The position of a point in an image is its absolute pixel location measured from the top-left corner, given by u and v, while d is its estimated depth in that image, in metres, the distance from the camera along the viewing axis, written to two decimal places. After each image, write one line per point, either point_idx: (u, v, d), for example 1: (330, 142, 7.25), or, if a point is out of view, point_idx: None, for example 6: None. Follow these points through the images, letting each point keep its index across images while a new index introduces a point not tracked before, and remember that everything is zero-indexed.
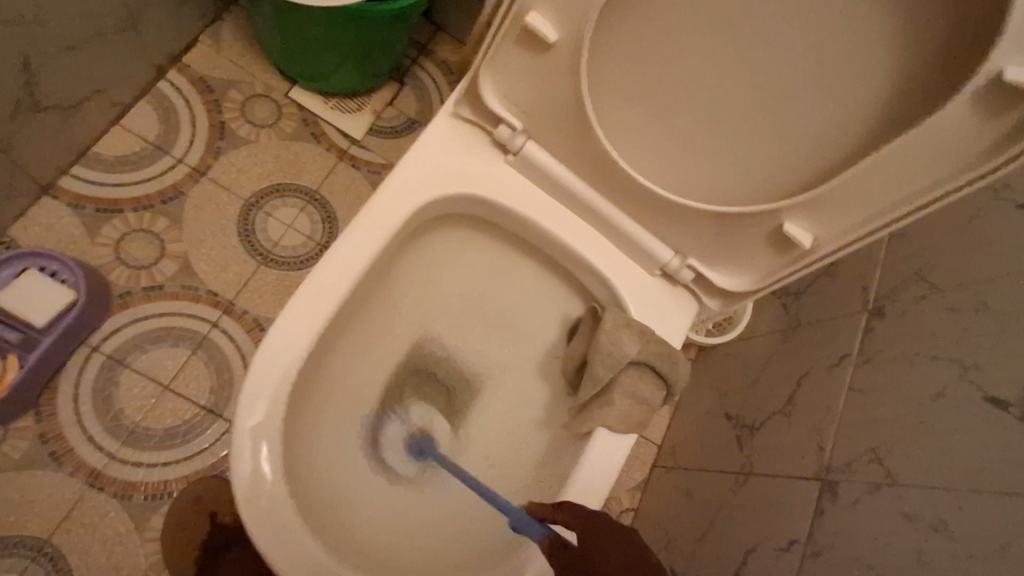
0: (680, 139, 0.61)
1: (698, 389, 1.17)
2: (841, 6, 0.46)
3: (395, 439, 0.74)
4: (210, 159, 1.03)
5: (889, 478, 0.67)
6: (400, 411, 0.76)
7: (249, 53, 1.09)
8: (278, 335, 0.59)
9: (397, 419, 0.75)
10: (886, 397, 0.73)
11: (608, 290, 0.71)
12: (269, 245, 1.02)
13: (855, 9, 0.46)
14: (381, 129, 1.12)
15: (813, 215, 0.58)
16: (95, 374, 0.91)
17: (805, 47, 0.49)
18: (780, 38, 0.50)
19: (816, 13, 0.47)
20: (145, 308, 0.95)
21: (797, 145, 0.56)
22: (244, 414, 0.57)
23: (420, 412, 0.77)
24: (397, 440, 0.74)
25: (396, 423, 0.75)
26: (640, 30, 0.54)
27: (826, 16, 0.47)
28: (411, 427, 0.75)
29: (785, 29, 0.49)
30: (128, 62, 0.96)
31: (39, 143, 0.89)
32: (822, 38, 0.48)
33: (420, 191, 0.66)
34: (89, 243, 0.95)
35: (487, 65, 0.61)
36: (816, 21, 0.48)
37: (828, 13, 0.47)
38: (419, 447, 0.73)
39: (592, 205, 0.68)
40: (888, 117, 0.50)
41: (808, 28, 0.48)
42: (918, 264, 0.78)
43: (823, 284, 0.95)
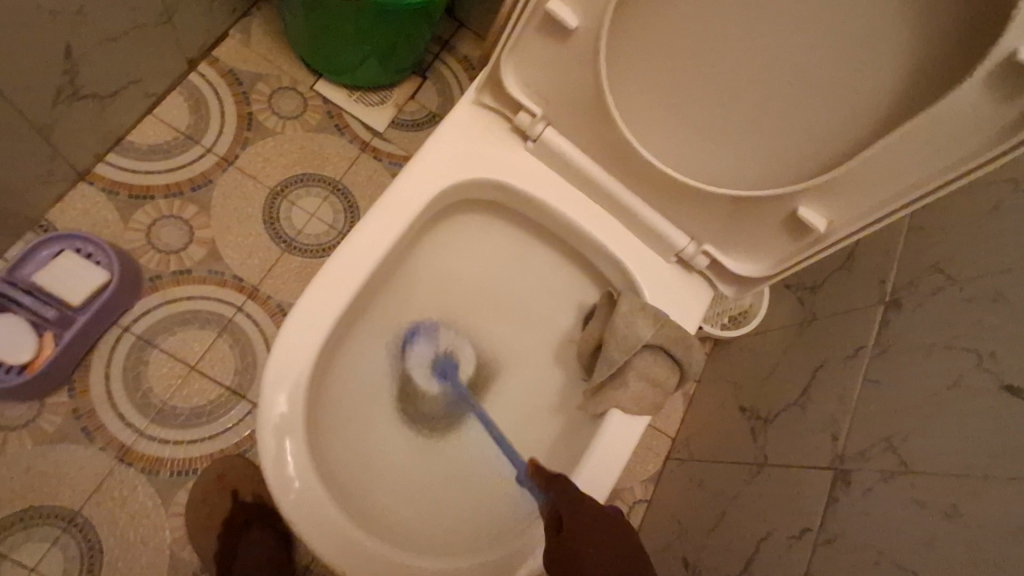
0: (697, 127, 0.62)
1: (712, 383, 1.18)
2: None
3: (422, 359, 0.78)
4: (238, 149, 1.06)
5: (903, 465, 0.67)
6: (427, 333, 0.79)
7: (277, 47, 1.12)
8: (304, 313, 0.62)
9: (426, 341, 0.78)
10: (902, 387, 0.73)
11: (624, 276, 0.73)
12: (293, 233, 1.05)
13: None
14: (403, 122, 1.14)
15: (828, 200, 0.59)
16: (126, 353, 0.94)
17: (825, 29, 0.50)
18: (800, 20, 0.50)
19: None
20: (173, 291, 0.98)
21: (812, 131, 0.57)
22: (271, 389, 0.60)
23: (450, 335, 0.80)
24: (425, 357, 0.78)
25: (427, 340, 0.79)
26: (658, 18, 0.55)
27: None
28: (440, 350, 0.79)
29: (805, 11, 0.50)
30: (163, 55, 0.99)
31: (78, 129, 0.92)
32: (842, 19, 0.49)
33: (442, 175, 0.68)
34: (123, 227, 0.99)
35: (508, 53, 0.63)
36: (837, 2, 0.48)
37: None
38: (443, 369, 0.78)
39: (609, 191, 0.70)
40: (903, 100, 0.51)
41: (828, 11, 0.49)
42: (935, 257, 0.78)
43: (841, 278, 0.95)
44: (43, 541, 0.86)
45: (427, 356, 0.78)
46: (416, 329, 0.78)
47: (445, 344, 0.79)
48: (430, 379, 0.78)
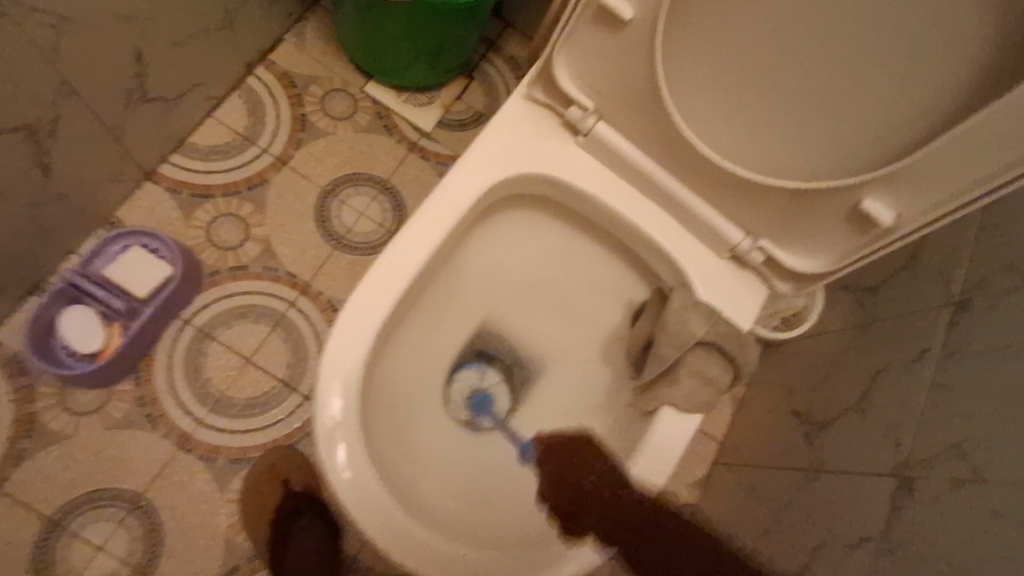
0: (755, 117, 0.60)
1: (763, 387, 1.15)
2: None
3: (463, 389, 0.80)
4: (292, 150, 1.10)
5: (975, 473, 0.64)
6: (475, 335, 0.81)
7: (329, 50, 1.15)
8: (358, 304, 0.63)
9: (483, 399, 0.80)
10: (973, 393, 0.69)
11: (675, 272, 0.71)
12: (343, 232, 1.07)
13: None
14: (451, 123, 1.16)
15: (896, 192, 0.56)
16: (187, 345, 0.98)
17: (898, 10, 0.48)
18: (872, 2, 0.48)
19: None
20: (231, 287, 1.02)
21: (879, 121, 0.54)
22: (326, 379, 0.61)
23: (493, 377, 0.82)
24: (466, 388, 0.80)
25: (471, 375, 0.81)
26: (716, 5, 0.54)
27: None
28: (479, 385, 0.81)
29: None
30: (223, 58, 1.03)
31: (145, 130, 0.96)
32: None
33: (493, 170, 0.68)
34: (184, 225, 1.03)
35: (560, 47, 0.63)
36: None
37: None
38: (479, 400, 0.79)
39: (661, 185, 0.69)
40: (981, 84, 0.48)
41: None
42: (1008, 256, 0.74)
43: (903, 280, 0.91)
44: (109, 522, 0.90)
45: (469, 385, 0.80)
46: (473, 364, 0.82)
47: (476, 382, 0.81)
48: (463, 407, 0.79)
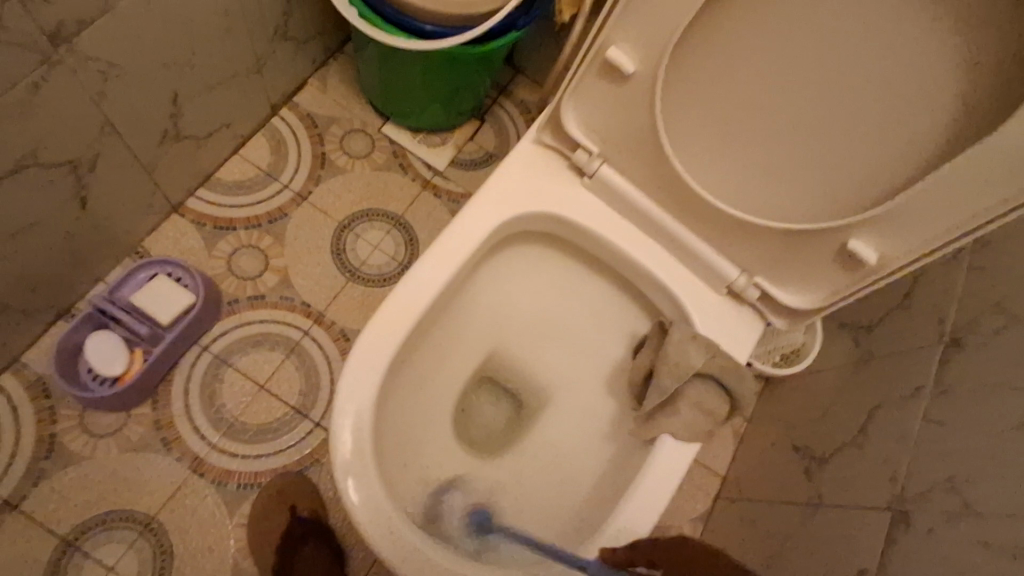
0: (749, 161, 0.65)
1: (764, 423, 1.17)
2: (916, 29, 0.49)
3: (454, 511, 0.73)
4: (311, 186, 1.15)
5: (968, 506, 0.66)
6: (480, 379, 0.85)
7: (351, 93, 1.22)
8: (375, 331, 0.67)
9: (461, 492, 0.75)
10: (965, 428, 0.71)
11: (676, 306, 0.75)
12: (357, 264, 1.12)
13: (929, 34, 0.49)
14: (463, 162, 1.21)
15: (879, 233, 0.60)
16: (204, 371, 1.01)
17: (881, 68, 0.52)
18: (857, 60, 0.53)
19: (892, 36, 0.50)
20: (248, 315, 1.06)
21: (862, 168, 0.59)
22: (343, 401, 0.64)
23: (476, 485, 0.77)
24: (458, 511, 0.73)
25: (459, 495, 0.75)
26: (711, 61, 0.59)
27: (902, 39, 0.50)
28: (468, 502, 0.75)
29: (860, 53, 0.52)
30: (252, 100, 1.10)
31: (176, 166, 1.02)
32: (896, 60, 0.51)
33: (503, 207, 0.73)
34: (207, 255, 1.08)
35: (568, 96, 0.68)
36: (891, 44, 0.51)
37: (904, 37, 0.50)
38: (477, 518, 0.71)
39: (662, 224, 0.73)
40: (954, 136, 0.53)
41: (884, 51, 0.51)
42: (998, 296, 0.77)
43: (899, 319, 0.94)
44: (121, 543, 0.92)
45: (460, 507, 0.74)
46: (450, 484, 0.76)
47: (463, 503, 0.74)
48: (464, 533, 0.71)
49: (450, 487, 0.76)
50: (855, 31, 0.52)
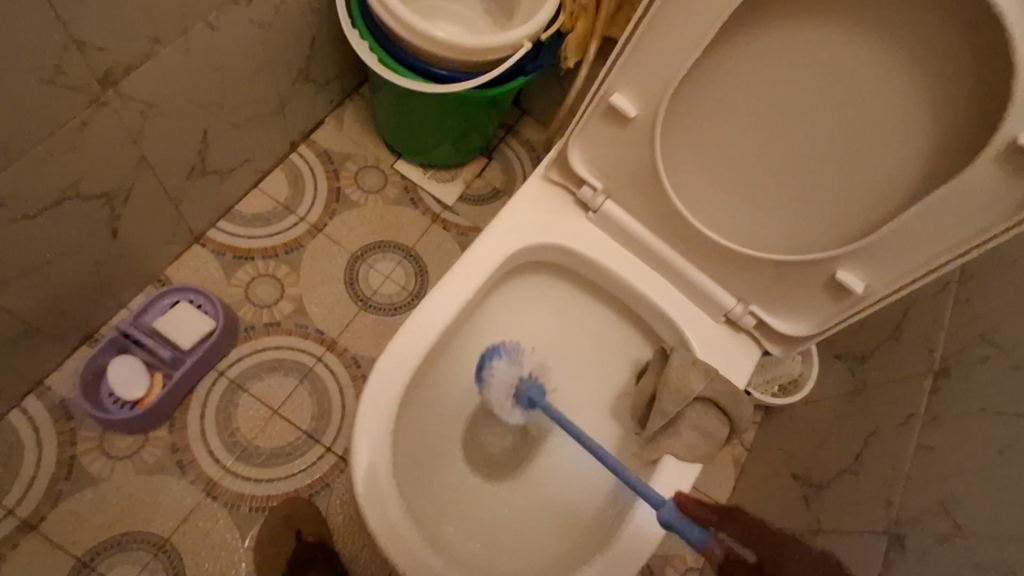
0: (743, 198, 0.70)
1: (764, 452, 1.19)
2: (890, 80, 0.55)
3: (504, 381, 0.76)
4: (327, 218, 1.20)
5: (958, 527, 0.68)
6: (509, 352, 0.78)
7: (366, 132, 1.28)
8: (392, 354, 0.71)
9: (506, 359, 0.77)
10: (954, 453, 0.74)
11: (676, 333, 0.79)
12: (369, 294, 1.16)
13: (901, 86, 0.54)
14: (471, 197, 1.27)
15: (865, 265, 0.64)
16: (220, 395, 1.05)
17: (860, 114, 0.58)
18: (839, 106, 0.58)
19: (869, 86, 0.56)
20: (264, 341, 1.09)
21: (847, 205, 0.64)
22: (363, 419, 0.68)
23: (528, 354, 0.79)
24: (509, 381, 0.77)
25: (508, 364, 0.77)
26: (706, 107, 0.65)
27: (878, 89, 0.56)
28: (520, 372, 0.78)
29: (841, 100, 0.58)
30: (273, 137, 1.16)
31: (201, 199, 1.07)
32: (874, 108, 0.57)
33: (514, 239, 0.78)
34: (225, 284, 1.12)
35: (575, 137, 0.73)
36: (869, 93, 0.56)
37: (878, 89, 0.55)
38: (527, 396, 0.78)
39: (663, 256, 0.78)
40: (928, 177, 0.58)
41: (863, 100, 0.57)
42: (982, 326, 0.80)
43: (891, 350, 0.98)
44: (134, 564, 0.94)
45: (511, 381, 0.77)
46: (497, 350, 0.77)
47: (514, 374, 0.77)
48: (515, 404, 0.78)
49: (497, 353, 0.77)
50: (836, 82, 0.57)
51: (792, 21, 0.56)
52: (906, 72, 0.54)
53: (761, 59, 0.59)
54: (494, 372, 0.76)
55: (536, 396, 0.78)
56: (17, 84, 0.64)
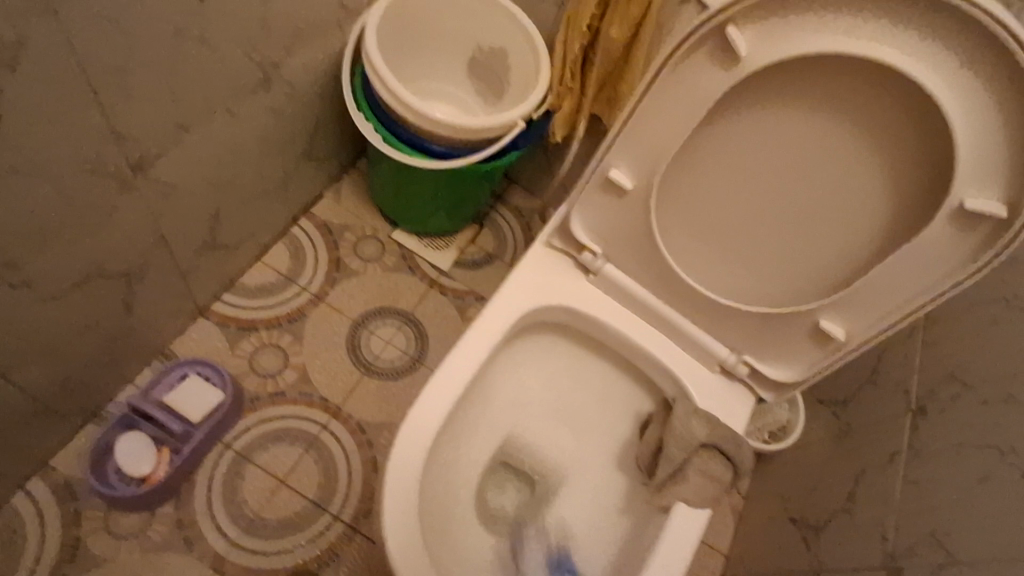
0: (731, 257, 0.77)
1: (761, 499, 1.23)
2: (853, 153, 0.64)
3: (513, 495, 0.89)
4: (328, 287, 1.24)
5: (950, 556, 0.73)
6: (512, 464, 0.91)
7: (363, 203, 1.34)
8: (416, 417, 0.74)
9: (540, 543, 0.84)
10: (937, 485, 0.80)
11: (676, 384, 0.84)
12: (371, 359, 1.20)
13: (863, 157, 0.63)
14: (465, 263, 1.33)
15: (843, 315, 0.72)
16: (226, 468, 1.05)
17: (831, 183, 0.66)
18: (812, 176, 0.67)
19: (836, 158, 0.65)
20: (268, 411, 1.11)
21: (823, 262, 0.72)
22: (390, 481, 0.70)
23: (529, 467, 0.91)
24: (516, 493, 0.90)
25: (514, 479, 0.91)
26: (695, 178, 0.73)
27: (843, 161, 0.64)
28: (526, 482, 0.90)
29: (813, 171, 0.66)
30: (277, 212, 1.21)
31: (208, 273, 1.11)
32: (842, 177, 0.65)
33: (523, 302, 0.83)
34: (230, 355, 1.14)
35: (576, 207, 0.80)
36: (836, 164, 0.65)
37: (845, 160, 0.64)
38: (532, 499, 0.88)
39: (660, 312, 0.84)
40: (890, 234, 0.66)
41: (831, 170, 0.65)
42: (950, 365, 0.87)
43: (870, 392, 1.04)
44: None
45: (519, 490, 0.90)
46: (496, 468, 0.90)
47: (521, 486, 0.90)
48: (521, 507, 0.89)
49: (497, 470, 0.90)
50: (808, 156, 0.66)
51: (767, 108, 0.65)
52: (866, 146, 0.63)
53: (741, 137, 0.68)
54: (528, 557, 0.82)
55: (567, 564, 0.82)
56: (59, 174, 0.69)
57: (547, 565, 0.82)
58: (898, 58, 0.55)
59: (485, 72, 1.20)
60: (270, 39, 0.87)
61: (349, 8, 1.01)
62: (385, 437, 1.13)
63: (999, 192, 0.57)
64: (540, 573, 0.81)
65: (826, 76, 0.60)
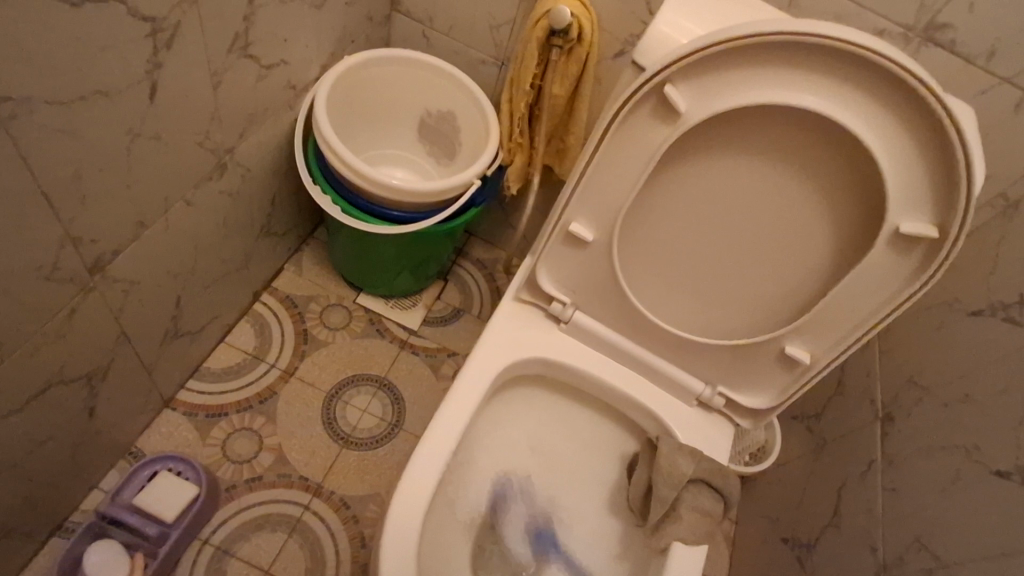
0: (694, 294, 0.80)
1: (751, 521, 1.24)
2: (794, 190, 0.68)
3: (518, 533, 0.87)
4: (297, 361, 1.22)
5: (938, 559, 0.75)
6: (520, 496, 0.89)
7: (324, 272, 1.34)
8: (406, 490, 0.73)
9: (522, 501, 0.89)
10: (914, 490, 0.83)
11: (658, 422, 0.86)
12: (349, 430, 1.17)
13: (803, 193, 0.68)
14: (433, 320, 1.34)
15: (805, 339, 0.75)
16: (205, 566, 1.00)
17: (777, 216, 0.70)
18: (759, 213, 0.71)
19: (780, 196, 0.69)
20: (247, 498, 1.07)
21: (777, 292, 0.76)
22: (386, 562, 0.68)
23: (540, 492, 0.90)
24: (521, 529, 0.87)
25: (521, 505, 0.89)
26: (652, 224, 0.77)
27: (786, 198, 0.69)
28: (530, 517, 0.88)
29: (760, 209, 0.71)
30: (239, 291, 1.19)
31: (172, 363, 1.07)
32: (786, 212, 0.70)
33: (500, 358, 0.83)
34: (201, 445, 1.10)
35: (541, 261, 0.82)
36: (780, 203, 0.70)
37: (788, 196, 0.69)
38: (538, 533, 0.88)
39: (634, 353, 0.86)
40: (837, 261, 0.70)
41: (777, 207, 0.70)
42: (909, 371, 0.92)
43: (839, 403, 1.08)
44: None
45: (520, 526, 0.87)
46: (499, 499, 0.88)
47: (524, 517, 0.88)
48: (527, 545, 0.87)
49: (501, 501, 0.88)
50: (754, 195, 0.70)
51: (710, 155, 0.69)
52: (804, 183, 0.67)
53: (691, 182, 0.72)
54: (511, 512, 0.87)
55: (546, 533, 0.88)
56: (16, 286, 0.67)
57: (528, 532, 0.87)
58: (820, 104, 0.60)
59: (435, 134, 1.24)
60: (222, 127, 0.88)
61: (297, 87, 1.03)
62: (371, 510, 1.10)
63: (928, 216, 0.62)
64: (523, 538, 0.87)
65: (760, 123, 0.65)
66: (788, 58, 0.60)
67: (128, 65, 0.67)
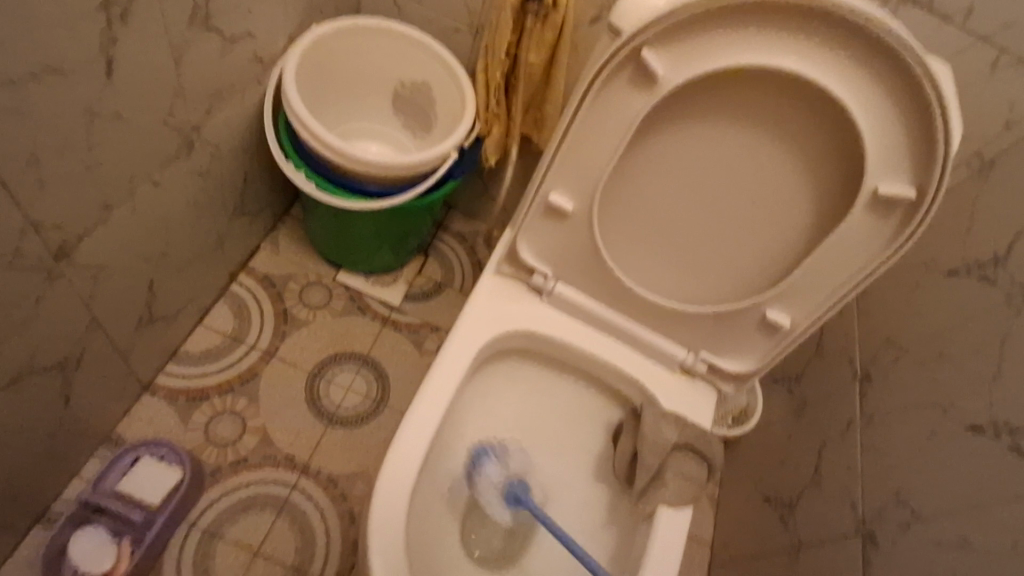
0: (675, 262, 0.80)
1: (735, 483, 1.27)
2: (773, 154, 0.68)
3: (493, 490, 0.82)
4: (278, 341, 1.21)
5: (914, 513, 0.77)
6: (498, 454, 0.84)
7: (302, 251, 1.31)
8: (391, 467, 0.72)
9: (496, 461, 0.83)
10: (892, 447, 0.85)
11: (642, 391, 0.86)
12: (333, 408, 1.17)
13: (782, 157, 0.67)
14: (415, 295, 1.32)
15: (786, 304, 0.75)
16: (193, 550, 1.00)
17: (756, 182, 0.70)
18: (739, 178, 0.70)
19: (759, 161, 0.69)
20: (233, 481, 1.06)
21: (757, 258, 0.76)
22: (374, 538, 0.68)
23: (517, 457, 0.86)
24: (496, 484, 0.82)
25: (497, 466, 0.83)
26: (632, 192, 0.76)
27: (765, 163, 0.68)
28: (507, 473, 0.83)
29: (739, 174, 0.70)
30: (214, 272, 1.16)
31: (149, 348, 1.05)
32: (766, 177, 0.69)
33: (482, 332, 0.83)
34: (184, 429, 1.09)
35: (522, 233, 0.81)
36: (760, 167, 0.69)
37: (767, 161, 0.68)
38: (512, 493, 0.82)
39: (616, 323, 0.86)
40: (816, 226, 0.70)
41: (756, 172, 0.69)
42: (887, 332, 0.93)
43: (818, 365, 1.10)
44: None
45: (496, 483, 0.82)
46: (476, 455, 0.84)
47: (501, 476, 0.83)
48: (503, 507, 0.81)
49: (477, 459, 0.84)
50: (733, 160, 0.69)
51: (689, 120, 0.68)
52: (784, 147, 0.67)
53: (670, 148, 0.71)
54: (483, 471, 0.82)
55: (522, 495, 0.82)
56: None
57: (502, 494, 0.82)
58: (799, 66, 0.60)
59: (410, 106, 1.21)
60: (186, 102, 0.85)
61: (264, 60, 0.99)
62: (359, 487, 1.10)
63: (907, 177, 0.62)
64: (498, 499, 0.82)
65: (739, 87, 0.64)
66: (767, 19, 0.59)
67: (81, 39, 0.64)
